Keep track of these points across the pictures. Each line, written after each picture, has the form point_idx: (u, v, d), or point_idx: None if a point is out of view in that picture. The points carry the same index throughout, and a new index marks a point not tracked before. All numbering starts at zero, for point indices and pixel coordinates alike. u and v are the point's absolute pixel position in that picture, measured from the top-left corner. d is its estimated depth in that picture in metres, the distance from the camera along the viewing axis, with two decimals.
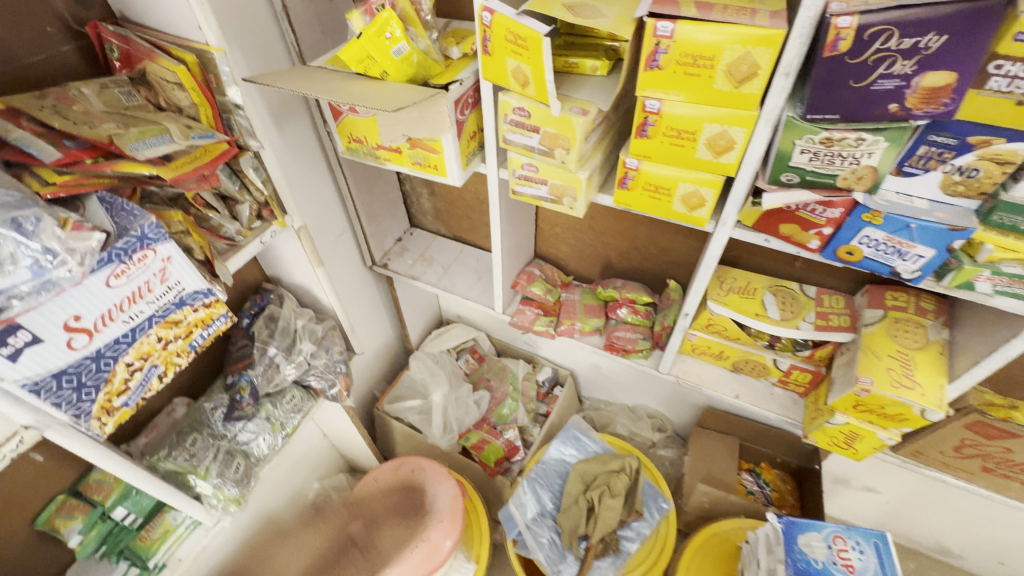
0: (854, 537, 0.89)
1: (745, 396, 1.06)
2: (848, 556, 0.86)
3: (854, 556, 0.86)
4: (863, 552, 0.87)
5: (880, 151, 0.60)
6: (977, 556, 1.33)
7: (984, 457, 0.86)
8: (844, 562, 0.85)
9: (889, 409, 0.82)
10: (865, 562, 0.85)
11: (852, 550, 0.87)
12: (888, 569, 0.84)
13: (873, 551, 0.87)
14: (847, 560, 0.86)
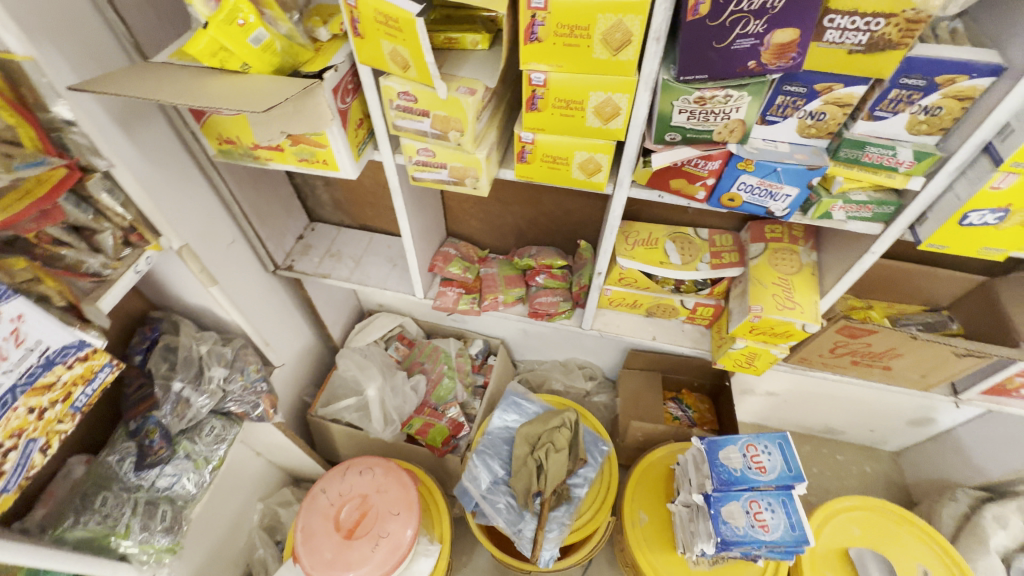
0: (763, 442, 1.01)
1: (660, 337, 1.16)
2: (759, 459, 0.99)
3: (764, 458, 0.99)
4: (771, 453, 0.99)
5: (745, 105, 0.65)
6: (854, 428, 1.60)
7: (853, 353, 1.01)
8: (757, 465, 0.98)
9: (778, 329, 0.93)
10: (773, 462, 0.98)
11: (762, 453, 1.00)
12: (792, 462, 0.97)
13: (779, 451, 0.99)
14: (759, 462, 0.99)
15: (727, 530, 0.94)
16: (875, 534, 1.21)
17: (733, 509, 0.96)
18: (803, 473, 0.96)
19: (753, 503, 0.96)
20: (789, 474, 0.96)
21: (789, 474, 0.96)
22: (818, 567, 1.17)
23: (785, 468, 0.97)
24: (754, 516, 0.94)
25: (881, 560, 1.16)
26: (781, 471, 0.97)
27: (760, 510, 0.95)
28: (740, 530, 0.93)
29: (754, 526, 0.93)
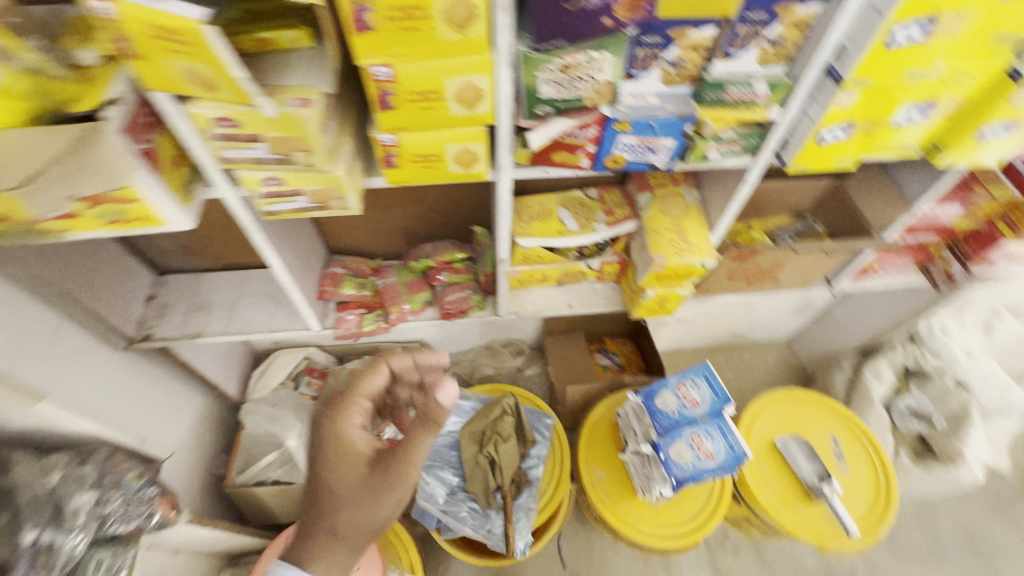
0: (691, 377, 1.07)
1: (576, 304, 1.16)
2: (691, 395, 1.05)
3: (695, 394, 1.05)
4: (699, 386, 1.06)
5: (609, 65, 0.61)
6: (753, 329, 1.79)
7: (747, 274, 1.09)
8: (689, 402, 1.05)
9: (683, 271, 0.96)
10: (702, 392, 1.05)
11: (691, 387, 1.06)
12: (718, 389, 1.04)
13: (705, 381, 1.06)
14: (692, 399, 1.05)
15: (680, 471, 1.00)
16: (792, 420, 1.37)
17: (679, 447, 1.02)
18: (730, 396, 1.03)
19: (695, 436, 1.01)
20: (718, 401, 1.03)
21: (718, 401, 1.03)
22: (755, 464, 1.30)
23: (714, 396, 1.04)
24: (698, 447, 1.00)
25: (800, 440, 1.32)
26: (711, 401, 1.04)
27: (701, 440, 1.00)
28: (687, 466, 1.00)
29: (700, 458, 1.00)
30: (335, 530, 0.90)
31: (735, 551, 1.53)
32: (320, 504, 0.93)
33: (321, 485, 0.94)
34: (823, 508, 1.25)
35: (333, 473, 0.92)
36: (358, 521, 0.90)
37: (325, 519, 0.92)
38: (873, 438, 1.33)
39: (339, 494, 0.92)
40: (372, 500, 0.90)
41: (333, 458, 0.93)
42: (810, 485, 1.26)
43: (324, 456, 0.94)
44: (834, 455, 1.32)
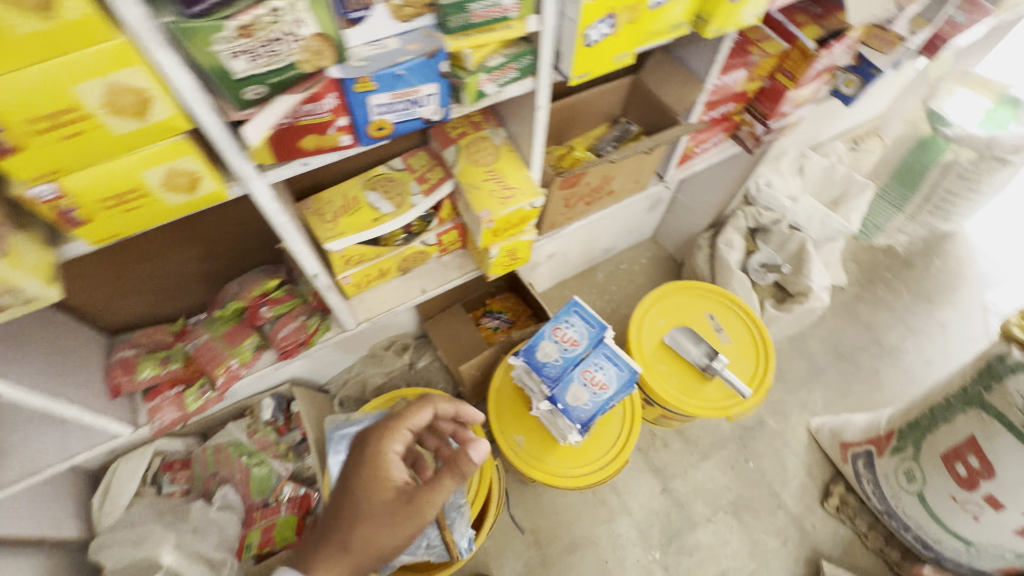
0: (563, 318, 1.05)
1: (430, 285, 1.07)
2: (567, 335, 1.03)
3: (571, 333, 1.03)
4: (574, 323, 1.04)
5: (306, 12, 0.47)
6: (619, 238, 1.86)
7: (583, 197, 1.05)
8: (568, 342, 1.02)
9: (516, 218, 0.89)
10: (577, 329, 1.03)
11: (566, 328, 1.03)
12: (591, 320, 1.04)
13: (577, 317, 1.04)
14: (569, 339, 1.03)
15: (582, 413, 0.98)
16: (672, 314, 1.43)
17: (574, 389, 0.99)
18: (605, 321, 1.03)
19: (585, 372, 1.00)
20: (594, 332, 1.03)
21: (594, 331, 1.03)
22: (653, 366, 1.35)
23: (589, 328, 1.03)
24: (591, 383, 0.99)
25: (684, 328, 1.38)
26: (587, 335, 1.03)
27: (593, 374, 1.00)
28: (587, 405, 0.98)
29: (597, 391, 0.99)
30: (348, 544, 0.78)
31: (664, 444, 1.63)
32: (337, 516, 0.81)
33: (347, 498, 0.82)
34: (717, 382, 1.33)
35: (363, 486, 0.82)
36: (370, 541, 0.78)
37: (340, 529, 0.79)
38: (740, 303, 1.44)
39: (361, 507, 0.80)
40: (389, 522, 0.79)
41: (370, 472, 0.83)
42: (702, 367, 1.33)
43: (359, 470, 0.84)
44: (714, 330, 1.41)
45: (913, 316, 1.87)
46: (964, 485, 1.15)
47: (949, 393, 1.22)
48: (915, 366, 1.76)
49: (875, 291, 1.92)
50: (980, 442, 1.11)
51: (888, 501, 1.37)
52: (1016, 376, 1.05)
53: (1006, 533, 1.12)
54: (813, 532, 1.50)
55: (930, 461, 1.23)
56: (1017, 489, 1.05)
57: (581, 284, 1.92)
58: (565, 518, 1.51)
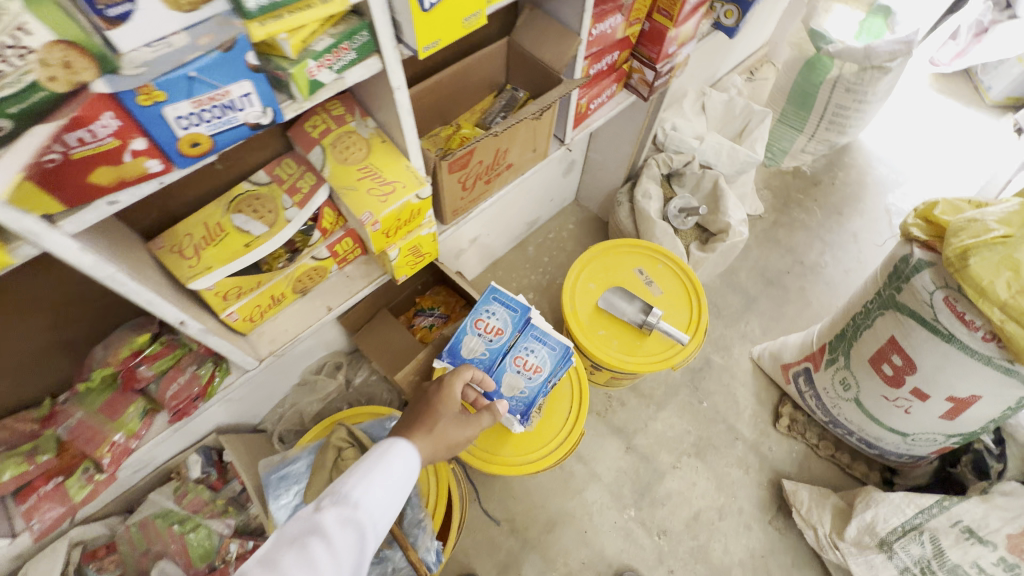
0: (483, 308, 1.00)
1: (336, 301, 0.98)
2: (490, 326, 0.98)
3: (494, 322, 0.99)
4: (495, 311, 0.99)
5: (27, 16, 0.38)
6: (542, 207, 1.81)
7: (479, 176, 0.98)
8: (493, 333, 0.98)
9: (405, 214, 0.81)
10: (500, 316, 0.99)
11: (488, 318, 0.99)
12: (512, 305, 1.00)
13: (497, 304, 1.00)
14: (494, 328, 0.98)
15: (521, 401, 0.95)
16: (603, 276, 1.40)
17: (509, 379, 0.96)
18: (526, 302, 1.00)
19: (516, 359, 0.97)
20: (517, 316, 0.99)
21: (517, 316, 0.99)
22: (592, 332, 1.33)
23: (511, 313, 0.99)
24: (523, 369, 0.97)
25: (616, 288, 1.36)
26: (511, 321, 0.99)
27: (525, 360, 0.97)
28: (524, 392, 0.96)
29: (531, 376, 0.96)
30: (433, 429, 0.82)
31: (621, 403, 1.63)
32: (411, 418, 0.85)
33: (424, 404, 0.87)
34: (656, 335, 1.33)
35: (440, 394, 0.87)
36: (447, 432, 0.83)
37: (418, 419, 0.83)
38: (665, 252, 1.43)
39: (437, 408, 0.84)
40: (462, 422, 0.85)
41: (447, 383, 0.88)
42: (639, 323, 1.31)
43: (433, 386, 0.89)
44: (645, 284, 1.40)
45: (826, 231, 1.95)
46: (892, 383, 1.21)
47: (867, 301, 1.27)
48: (835, 278, 1.85)
49: (790, 213, 1.99)
50: (900, 341, 1.16)
51: (830, 411, 1.44)
52: (920, 274, 1.10)
53: (934, 418, 1.19)
54: (770, 454, 1.56)
55: (860, 367, 1.28)
56: (938, 378, 1.12)
57: (513, 261, 1.87)
58: (537, 499, 1.49)
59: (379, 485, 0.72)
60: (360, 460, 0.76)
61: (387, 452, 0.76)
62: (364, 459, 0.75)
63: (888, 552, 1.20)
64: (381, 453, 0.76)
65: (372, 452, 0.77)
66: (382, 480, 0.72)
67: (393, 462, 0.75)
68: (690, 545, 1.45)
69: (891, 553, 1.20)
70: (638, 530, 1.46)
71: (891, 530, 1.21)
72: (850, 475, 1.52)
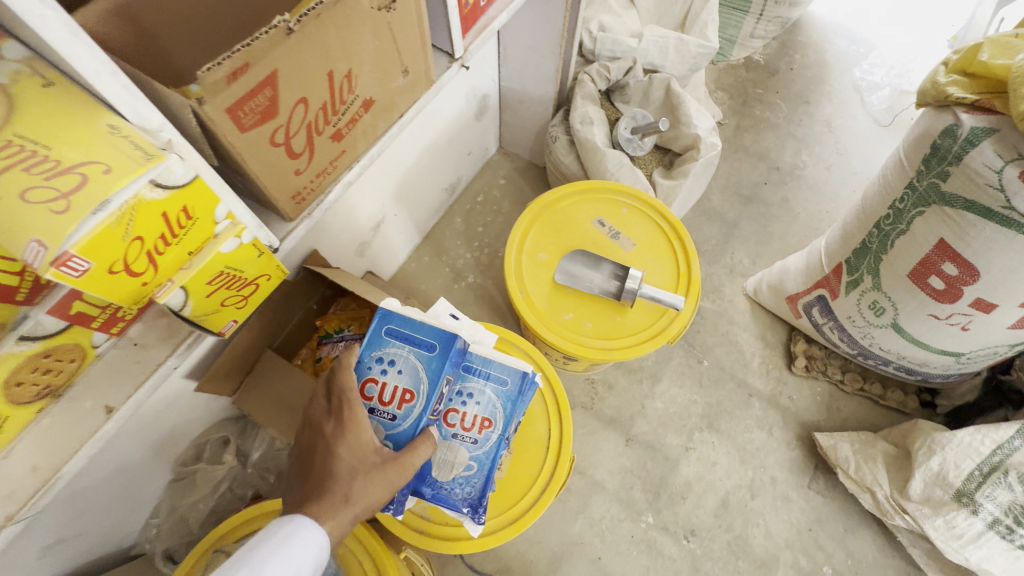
0: (372, 360, 0.67)
1: (126, 393, 0.57)
2: (392, 387, 0.66)
3: (398, 381, 0.66)
4: (395, 359, 0.66)
5: None
6: (460, 163, 1.41)
7: (316, 128, 0.57)
8: (400, 402, 0.65)
9: (139, 220, 0.40)
10: (408, 364, 0.66)
11: (388, 374, 0.66)
12: (420, 342, 0.67)
13: (401, 345, 0.67)
14: (400, 393, 0.66)
15: (470, 481, 0.68)
16: (553, 239, 1.04)
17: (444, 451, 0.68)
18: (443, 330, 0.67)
19: (383, 397, 0.66)
20: (434, 360, 0.66)
21: (433, 358, 0.66)
22: (553, 320, 0.97)
23: (422, 355, 0.66)
24: (464, 430, 0.69)
25: (575, 253, 1.00)
26: (424, 370, 0.66)
27: (462, 414, 0.70)
28: (472, 466, 0.69)
29: (475, 439, 0.69)
30: (348, 498, 0.60)
31: (608, 386, 1.31)
32: (305, 474, 0.63)
33: (318, 454, 0.62)
34: (640, 303, 0.99)
35: (335, 438, 0.61)
36: (366, 494, 0.60)
37: (314, 486, 0.61)
38: (628, 190, 1.08)
39: (336, 463, 0.60)
40: (383, 472, 0.61)
41: (342, 418, 0.62)
42: (615, 295, 0.97)
43: (321, 420, 0.63)
44: (612, 239, 1.04)
45: (797, 125, 1.65)
46: (944, 299, 0.93)
47: (893, 200, 0.97)
48: (818, 179, 1.57)
49: (752, 113, 1.67)
50: (952, 243, 0.87)
51: (860, 343, 1.17)
52: (976, 150, 0.79)
53: (1001, 331, 0.93)
54: (792, 405, 1.30)
55: (897, 288, 0.99)
56: (1010, 282, 0.84)
57: (437, 241, 1.47)
58: (533, 534, 1.17)
59: None
60: (261, 535, 0.57)
61: (298, 528, 0.58)
62: (270, 532, 0.57)
63: (970, 506, 0.95)
64: (293, 526, 0.58)
65: (282, 521, 0.59)
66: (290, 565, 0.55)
67: (297, 546, 0.56)
68: (726, 539, 1.18)
69: (974, 506, 0.95)
70: (662, 538, 1.18)
71: (968, 478, 0.96)
72: (886, 407, 1.29)
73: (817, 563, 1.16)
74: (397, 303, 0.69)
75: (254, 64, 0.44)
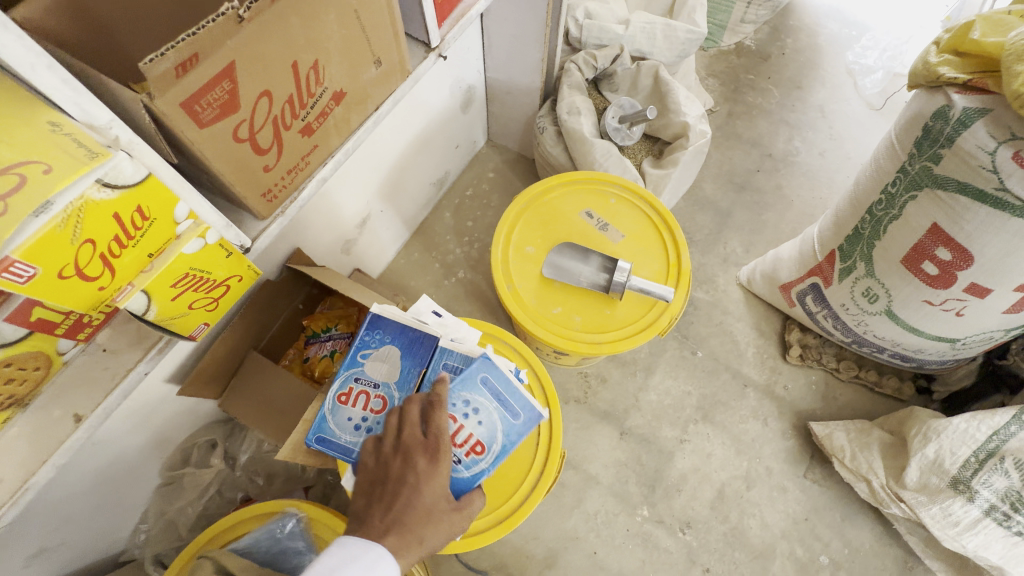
0: (459, 399, 0.68)
1: (94, 401, 0.55)
2: (469, 435, 0.67)
3: (474, 430, 0.67)
4: (479, 410, 0.68)
5: None
6: (447, 157, 1.39)
7: (286, 122, 0.55)
8: (469, 450, 0.67)
9: (87, 222, 0.38)
10: (487, 421, 0.68)
11: (468, 420, 0.67)
12: (509, 406, 0.68)
13: (489, 399, 0.68)
14: (472, 442, 0.67)
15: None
16: (541, 232, 1.02)
17: None
18: (534, 406, 0.69)
19: None
20: (514, 426, 0.68)
21: (513, 427, 0.68)
22: (540, 317, 0.96)
23: (506, 419, 0.68)
24: (454, 447, 0.66)
25: (563, 246, 0.98)
26: (501, 431, 0.68)
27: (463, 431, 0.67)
28: None
29: (459, 459, 0.66)
30: (422, 542, 0.57)
31: (602, 379, 1.29)
32: (380, 491, 0.59)
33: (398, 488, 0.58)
34: (629, 295, 0.98)
35: (425, 476, 0.58)
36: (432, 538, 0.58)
37: (393, 516, 0.57)
38: (616, 180, 1.06)
39: (420, 502, 0.57)
40: (450, 520, 0.60)
41: (437, 455, 0.60)
42: (603, 288, 0.95)
43: (414, 446, 0.60)
44: (600, 231, 1.02)
45: (789, 111, 1.63)
46: (938, 285, 0.91)
47: (886, 184, 0.95)
48: (811, 165, 1.55)
49: (744, 99, 1.65)
50: (946, 227, 0.85)
51: (854, 331, 1.16)
52: (969, 131, 0.78)
53: (996, 315, 0.91)
54: (788, 395, 1.28)
55: (891, 274, 0.97)
56: (1006, 265, 0.82)
57: (427, 237, 1.45)
58: (528, 530, 1.16)
59: None
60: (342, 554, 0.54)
61: (382, 559, 0.54)
62: (355, 555, 0.54)
63: (967, 493, 0.94)
64: (376, 556, 0.54)
65: (363, 543, 0.55)
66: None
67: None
68: (722, 531, 1.17)
69: (971, 493, 0.94)
70: (658, 531, 1.17)
71: (964, 465, 0.95)
72: (883, 395, 1.27)
73: (813, 553, 1.15)
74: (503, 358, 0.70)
75: (208, 56, 0.42)
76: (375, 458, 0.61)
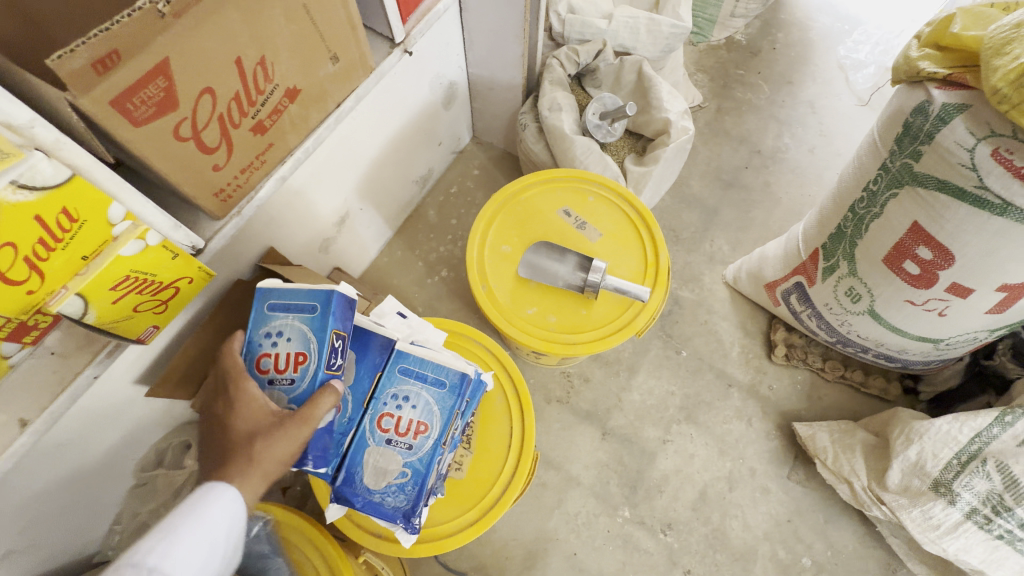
0: (261, 337, 0.68)
1: (41, 404, 0.55)
2: (284, 354, 0.67)
3: (288, 347, 0.66)
4: (409, 396, 0.70)
5: None
6: (430, 154, 1.37)
7: (232, 119, 0.54)
8: (295, 365, 0.66)
9: (4, 224, 0.37)
10: (421, 403, 0.70)
11: (274, 345, 0.67)
12: (434, 379, 0.70)
13: (417, 383, 0.70)
14: (292, 358, 0.66)
15: (403, 489, 0.68)
16: (517, 231, 1.00)
17: (376, 456, 0.69)
18: (458, 371, 0.71)
19: (382, 421, 0.70)
20: (445, 397, 0.70)
21: (314, 318, 0.66)
22: (517, 317, 0.94)
23: (307, 319, 0.67)
24: (397, 435, 0.69)
25: (538, 244, 0.96)
26: (436, 406, 0.70)
27: (399, 418, 0.70)
28: (405, 473, 0.68)
29: (411, 444, 0.69)
30: (252, 459, 0.59)
31: (584, 379, 1.28)
32: (209, 456, 0.62)
33: (218, 431, 0.62)
34: (606, 294, 0.96)
35: (229, 411, 0.62)
36: (269, 447, 0.59)
37: (219, 458, 0.60)
38: (594, 178, 1.04)
39: (235, 434, 0.61)
40: (283, 429, 0.60)
41: (228, 397, 0.63)
42: (579, 287, 0.93)
43: (213, 404, 0.64)
44: (578, 229, 1.01)
45: (779, 107, 1.60)
46: (919, 284, 0.89)
47: (867, 182, 0.93)
48: (800, 161, 1.52)
49: (733, 95, 1.62)
50: (927, 226, 0.83)
51: (838, 331, 1.14)
52: (948, 128, 0.76)
53: (978, 316, 0.89)
54: (772, 395, 1.27)
55: (873, 273, 0.95)
56: (986, 266, 0.80)
57: (410, 235, 1.43)
58: (507, 531, 1.16)
59: (212, 528, 0.55)
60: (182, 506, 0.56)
61: (219, 497, 0.57)
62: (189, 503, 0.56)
63: (948, 496, 0.92)
64: (212, 495, 0.57)
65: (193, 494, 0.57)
66: (207, 541, 0.54)
67: (226, 516, 0.56)
68: (703, 532, 1.16)
69: (952, 496, 0.92)
70: (639, 533, 1.16)
71: (946, 467, 0.93)
72: (869, 395, 1.26)
73: (795, 555, 1.14)
74: (277, 281, 0.71)
75: (133, 54, 0.40)
76: (205, 442, 0.64)
